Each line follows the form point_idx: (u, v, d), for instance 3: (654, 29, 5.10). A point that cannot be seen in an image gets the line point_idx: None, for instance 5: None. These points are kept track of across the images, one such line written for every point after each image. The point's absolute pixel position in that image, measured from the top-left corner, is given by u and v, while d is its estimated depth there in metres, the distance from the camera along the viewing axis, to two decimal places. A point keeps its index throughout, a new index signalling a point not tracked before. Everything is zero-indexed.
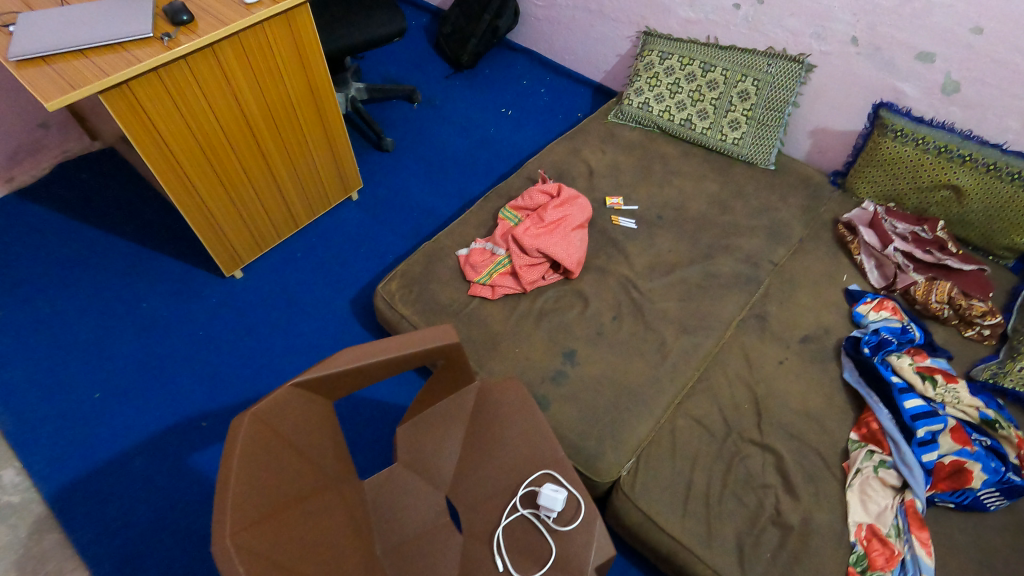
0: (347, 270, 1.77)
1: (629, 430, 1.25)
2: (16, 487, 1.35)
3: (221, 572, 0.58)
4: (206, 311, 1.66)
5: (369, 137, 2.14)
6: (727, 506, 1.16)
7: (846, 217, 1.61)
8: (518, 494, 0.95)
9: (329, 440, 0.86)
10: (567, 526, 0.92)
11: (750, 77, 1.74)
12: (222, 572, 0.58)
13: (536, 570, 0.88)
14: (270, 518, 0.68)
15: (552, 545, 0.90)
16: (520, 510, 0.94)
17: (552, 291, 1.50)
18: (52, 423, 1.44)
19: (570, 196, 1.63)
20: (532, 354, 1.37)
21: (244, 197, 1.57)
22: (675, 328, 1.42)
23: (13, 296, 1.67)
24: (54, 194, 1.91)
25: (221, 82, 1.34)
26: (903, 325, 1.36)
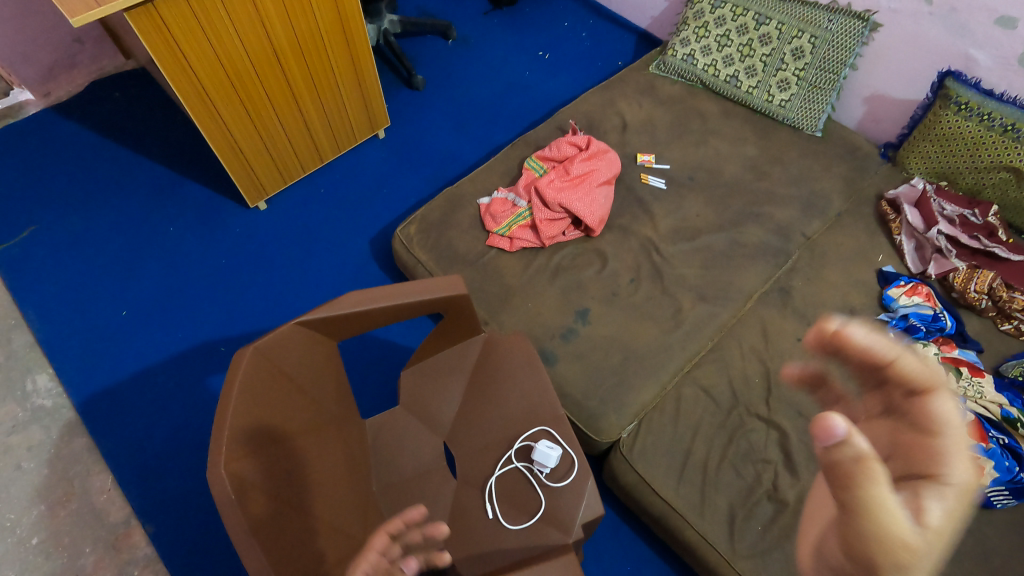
0: (368, 210, 1.76)
1: (634, 394, 1.24)
2: (48, 392, 1.44)
3: (214, 492, 0.61)
4: (229, 240, 1.69)
5: (400, 74, 2.08)
6: (724, 477, 1.17)
7: (891, 194, 1.51)
8: (513, 448, 0.96)
9: (330, 378, 0.88)
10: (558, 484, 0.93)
11: (807, 34, 1.62)
12: (216, 493, 0.61)
13: (524, 522, 0.91)
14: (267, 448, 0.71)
15: (542, 500, 0.92)
16: (514, 463, 0.96)
17: (570, 247, 1.47)
18: (82, 335, 1.51)
19: (600, 150, 1.57)
20: (544, 310, 1.37)
21: (268, 128, 1.55)
22: (693, 296, 1.38)
23: (48, 210, 1.72)
24: (88, 111, 1.93)
25: (249, 8, 1.30)
26: (935, 313, 1.30)
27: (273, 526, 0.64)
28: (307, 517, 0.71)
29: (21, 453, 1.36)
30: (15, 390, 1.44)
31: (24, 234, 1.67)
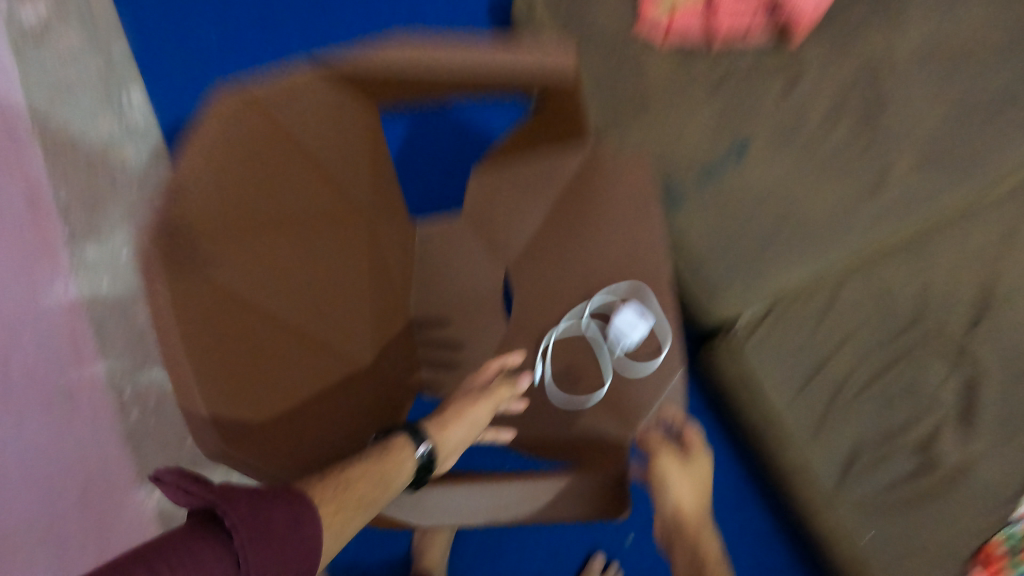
0: None
1: (775, 273, 0.91)
2: (141, 114, 1.37)
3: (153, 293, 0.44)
4: None
5: None
6: (860, 406, 0.88)
7: None
8: (589, 302, 0.76)
9: (361, 159, 0.66)
10: (634, 365, 0.74)
11: None
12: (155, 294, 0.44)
13: (582, 396, 0.75)
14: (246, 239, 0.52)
15: (607, 377, 0.74)
16: (585, 322, 0.76)
17: (754, 46, 1.00)
18: (174, 59, 1.40)
19: None
20: (686, 130, 0.99)
21: None
22: (918, 154, 0.92)
23: None
24: None
25: None
26: None
27: (229, 344, 0.49)
28: (286, 335, 0.56)
29: None
30: None
31: None
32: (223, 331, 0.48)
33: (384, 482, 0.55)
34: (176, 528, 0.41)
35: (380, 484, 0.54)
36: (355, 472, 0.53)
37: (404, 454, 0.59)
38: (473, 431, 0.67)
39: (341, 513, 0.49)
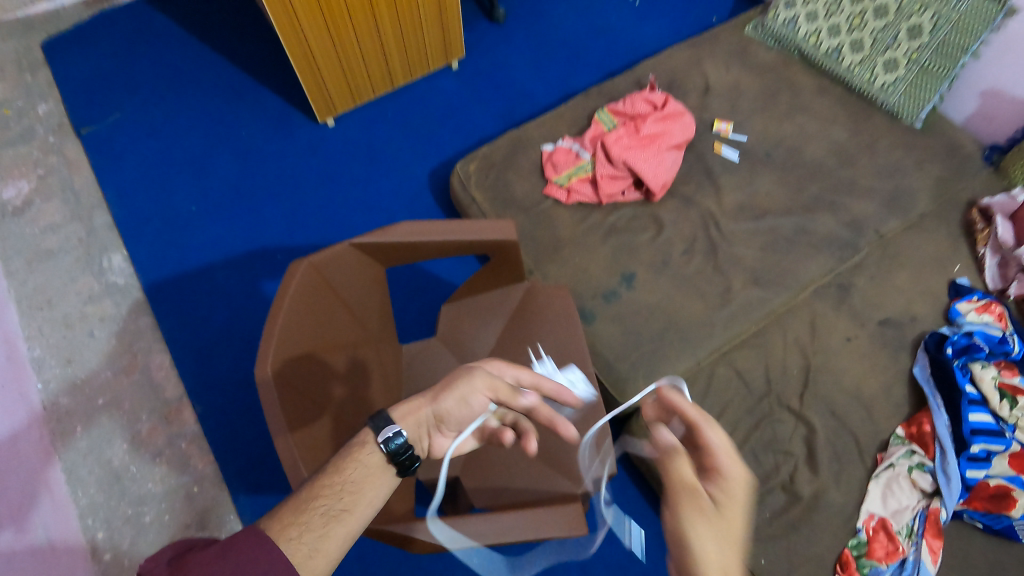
0: (432, 140, 1.76)
1: (667, 365, 1.24)
2: (121, 272, 1.55)
3: (259, 387, 0.68)
4: (297, 151, 1.73)
5: (482, 4, 2.02)
6: (741, 460, 1.17)
7: (985, 202, 1.40)
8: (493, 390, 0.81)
9: (376, 300, 0.92)
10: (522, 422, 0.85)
11: (931, 10, 1.46)
12: (261, 388, 0.68)
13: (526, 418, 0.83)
14: (312, 358, 0.77)
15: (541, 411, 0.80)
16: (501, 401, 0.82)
17: (628, 209, 1.44)
18: (156, 222, 1.61)
19: (676, 112, 1.51)
20: (591, 267, 1.36)
21: (345, 42, 1.54)
22: (746, 277, 1.34)
23: (133, 99, 1.80)
24: (178, 7, 1.98)
25: None
26: (1004, 334, 1.22)
27: (305, 427, 0.71)
28: (342, 431, 0.78)
29: (95, 322, 1.49)
30: (93, 265, 1.56)
31: (109, 119, 1.76)
32: (305, 421, 0.71)
33: (355, 484, 0.65)
34: None
35: (353, 490, 0.65)
36: (326, 488, 0.63)
37: (369, 440, 0.67)
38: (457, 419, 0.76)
39: (311, 533, 0.61)
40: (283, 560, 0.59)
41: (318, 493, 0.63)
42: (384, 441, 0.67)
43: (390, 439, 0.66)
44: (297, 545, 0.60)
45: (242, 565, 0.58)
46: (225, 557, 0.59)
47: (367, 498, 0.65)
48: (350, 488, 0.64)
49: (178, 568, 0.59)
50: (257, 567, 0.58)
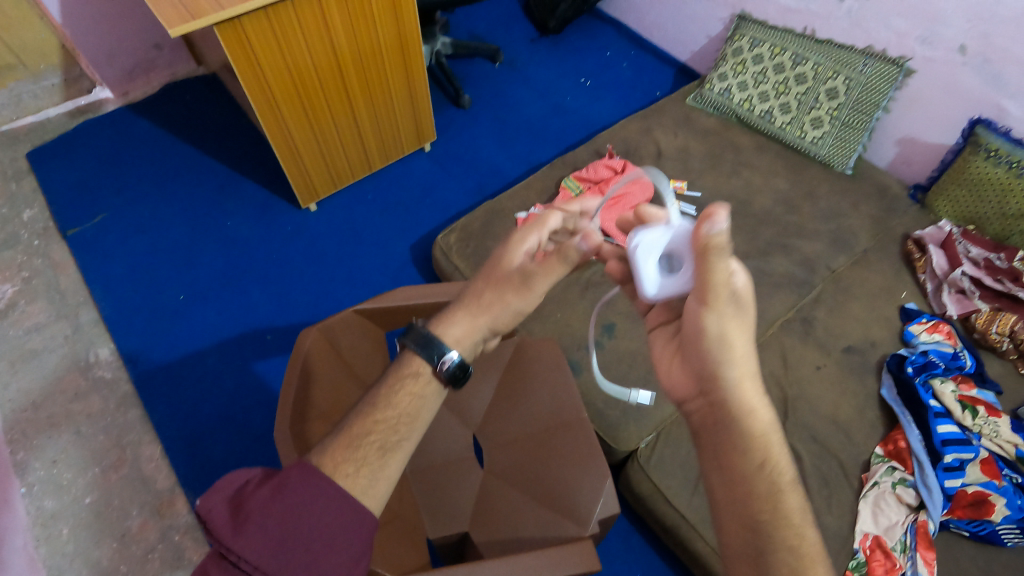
0: (411, 217, 1.86)
1: (655, 407, 1.30)
2: (109, 366, 1.55)
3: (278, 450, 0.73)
4: (282, 236, 1.81)
5: (448, 93, 2.21)
6: None
7: (917, 234, 1.56)
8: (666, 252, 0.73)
9: (379, 363, 0.97)
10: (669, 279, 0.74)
11: (843, 75, 1.69)
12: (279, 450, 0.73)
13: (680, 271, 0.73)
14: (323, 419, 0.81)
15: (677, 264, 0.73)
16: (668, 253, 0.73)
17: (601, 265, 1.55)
18: (144, 314, 1.64)
19: (634, 175, 1.67)
20: (573, 321, 1.44)
21: (326, 132, 1.67)
22: None
23: (119, 199, 1.87)
24: (162, 112, 2.11)
25: (318, 18, 1.42)
26: (955, 351, 1.33)
27: None
28: None
29: (81, 419, 1.47)
30: (79, 361, 1.55)
31: (95, 219, 1.82)
32: None
33: (411, 414, 0.71)
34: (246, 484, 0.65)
35: (410, 414, 0.71)
36: (379, 424, 0.68)
37: (425, 371, 0.74)
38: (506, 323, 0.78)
39: (368, 463, 0.66)
40: (335, 491, 0.63)
41: (373, 430, 0.68)
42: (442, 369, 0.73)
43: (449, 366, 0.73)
44: (354, 479, 0.65)
45: (297, 505, 0.62)
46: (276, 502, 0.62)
47: (424, 419, 0.72)
48: (409, 413, 0.70)
49: (240, 513, 0.62)
50: (310, 506, 0.62)
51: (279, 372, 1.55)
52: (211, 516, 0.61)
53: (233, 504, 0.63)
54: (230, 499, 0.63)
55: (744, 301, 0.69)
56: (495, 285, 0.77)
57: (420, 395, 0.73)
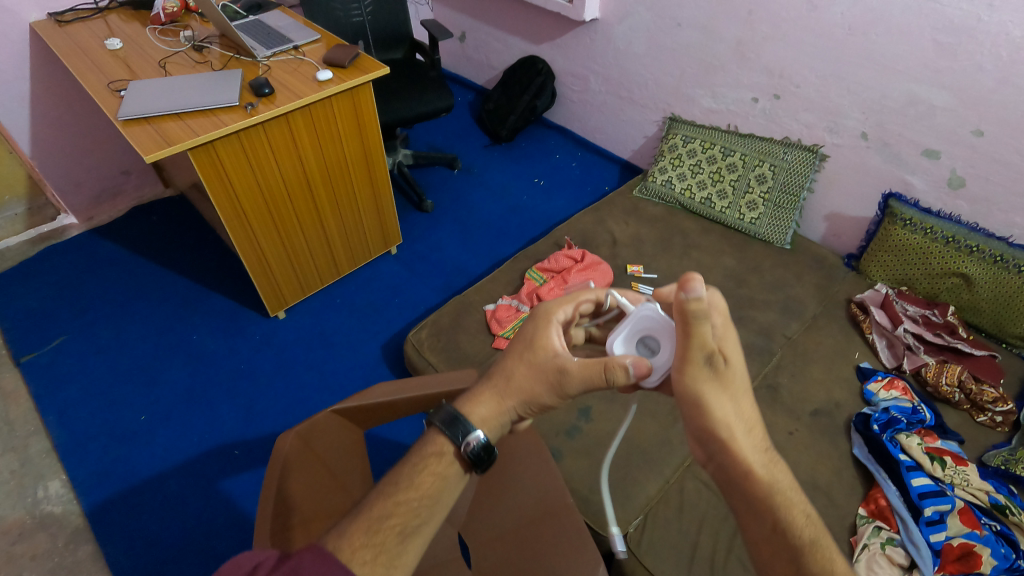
0: (381, 318, 1.89)
1: (639, 487, 1.29)
2: (60, 499, 1.45)
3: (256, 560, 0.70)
4: (249, 347, 1.79)
5: (411, 199, 2.34)
6: (733, 570, 1.16)
7: (859, 297, 1.68)
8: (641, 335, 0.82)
9: (359, 465, 0.95)
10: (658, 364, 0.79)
11: (767, 163, 1.89)
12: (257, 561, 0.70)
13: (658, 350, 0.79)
14: (302, 528, 0.79)
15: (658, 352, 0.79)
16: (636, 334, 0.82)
17: None
18: (101, 440, 1.56)
19: (593, 262, 1.77)
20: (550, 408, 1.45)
21: (295, 243, 1.73)
22: None
23: (79, 321, 1.84)
24: (128, 234, 2.14)
25: (288, 141, 1.53)
26: (914, 406, 1.39)
27: None
28: None
29: (24, 562, 1.34)
30: (26, 497, 1.44)
31: (53, 344, 1.77)
32: None
33: (432, 496, 0.66)
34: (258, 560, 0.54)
35: (432, 496, 0.66)
36: (400, 505, 0.63)
37: (448, 450, 0.72)
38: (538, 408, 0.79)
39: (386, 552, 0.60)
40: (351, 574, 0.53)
41: (395, 510, 0.63)
42: (465, 449, 0.71)
43: (469, 443, 0.71)
44: (372, 568, 0.58)
45: None
46: None
47: (446, 502, 0.67)
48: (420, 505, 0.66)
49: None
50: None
51: (248, 489, 1.48)
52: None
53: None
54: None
55: (726, 363, 0.72)
56: (530, 367, 0.78)
57: (442, 475, 0.69)
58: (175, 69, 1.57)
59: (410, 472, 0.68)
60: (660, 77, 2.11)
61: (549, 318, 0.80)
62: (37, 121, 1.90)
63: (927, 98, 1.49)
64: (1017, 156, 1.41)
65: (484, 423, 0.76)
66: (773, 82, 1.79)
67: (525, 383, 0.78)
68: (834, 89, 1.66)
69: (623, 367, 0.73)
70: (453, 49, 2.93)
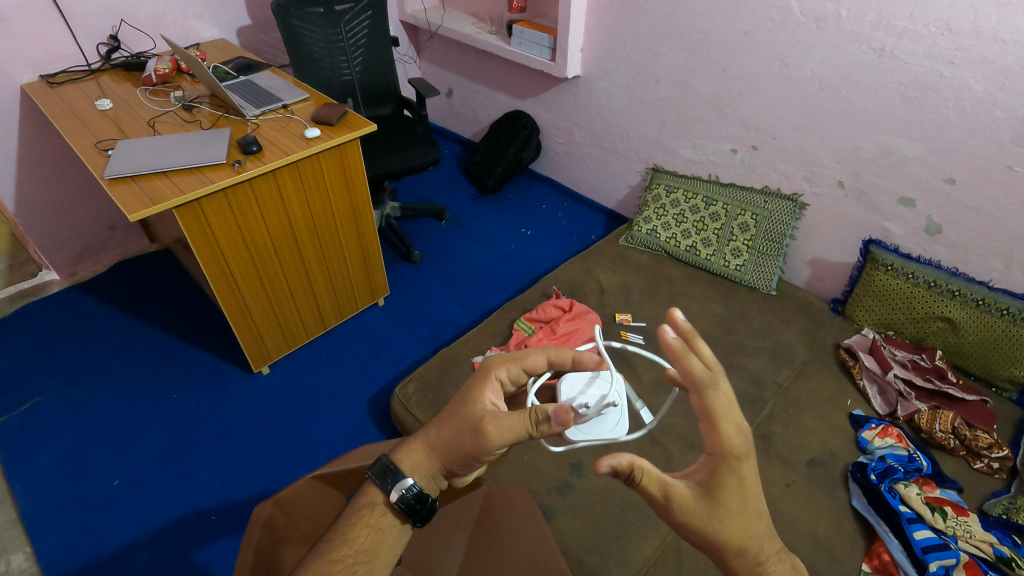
0: (367, 372, 1.85)
1: (634, 547, 1.24)
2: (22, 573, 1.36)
3: None
4: (231, 405, 1.74)
5: (399, 250, 2.34)
6: None
7: (847, 342, 1.68)
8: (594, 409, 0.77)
9: None
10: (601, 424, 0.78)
11: (749, 212, 1.93)
12: None
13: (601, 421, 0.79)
14: None
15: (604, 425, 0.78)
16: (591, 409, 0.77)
17: None
18: (70, 508, 1.48)
19: (581, 311, 1.76)
20: (540, 464, 1.40)
21: (281, 297, 1.71)
22: (681, 445, 1.43)
23: (55, 380, 1.79)
24: (111, 290, 2.11)
25: (276, 196, 1.54)
26: (909, 453, 1.38)
27: None
28: None
29: None
30: None
31: (25, 405, 1.71)
32: None
33: (367, 552, 0.70)
34: None
35: (370, 551, 0.71)
36: (336, 564, 0.68)
37: (380, 500, 0.73)
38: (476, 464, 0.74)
39: None
40: None
41: (330, 570, 0.67)
42: (396, 499, 0.71)
43: (398, 497, 0.71)
44: None
45: None
46: None
47: (383, 556, 0.71)
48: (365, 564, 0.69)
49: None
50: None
51: (225, 558, 1.40)
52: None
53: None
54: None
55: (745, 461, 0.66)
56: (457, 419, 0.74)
57: (377, 527, 0.73)
58: (164, 128, 1.59)
59: (344, 529, 0.72)
60: (641, 130, 2.17)
61: (489, 378, 0.77)
62: (24, 180, 1.90)
63: (898, 148, 1.54)
64: (989, 204, 1.46)
65: (415, 469, 0.75)
66: (750, 134, 1.85)
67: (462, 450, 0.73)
68: (810, 141, 1.71)
69: (544, 418, 0.66)
70: (440, 104, 3.02)
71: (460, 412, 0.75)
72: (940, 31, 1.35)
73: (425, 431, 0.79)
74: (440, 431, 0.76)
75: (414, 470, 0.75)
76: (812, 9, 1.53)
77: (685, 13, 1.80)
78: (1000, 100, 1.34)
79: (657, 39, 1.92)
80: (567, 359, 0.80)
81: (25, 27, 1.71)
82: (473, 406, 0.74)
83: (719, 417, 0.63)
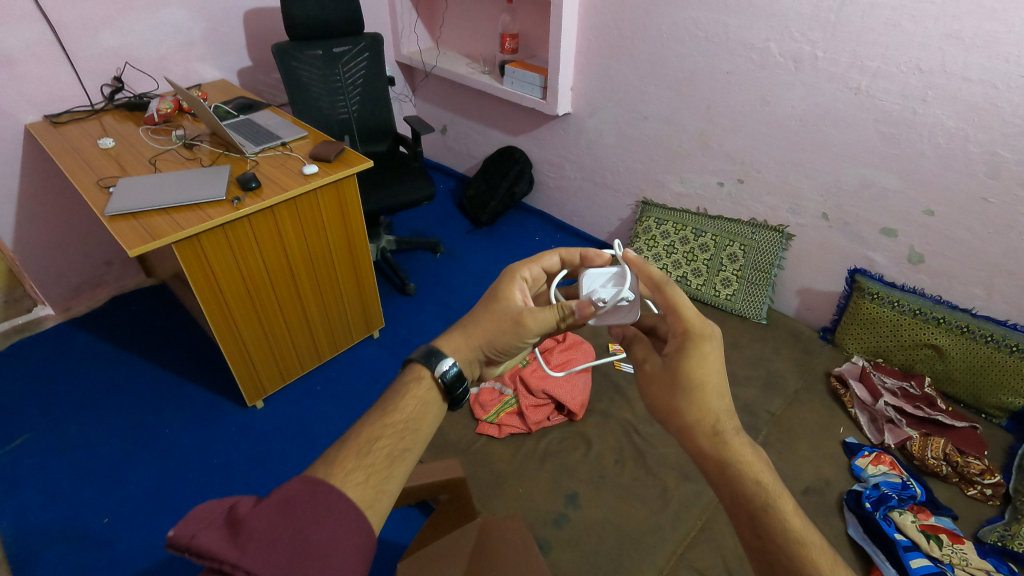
0: (361, 405, 1.85)
1: None
2: None
3: None
4: (224, 440, 1.73)
5: (394, 282, 2.37)
6: None
7: (837, 370, 1.71)
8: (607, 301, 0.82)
9: None
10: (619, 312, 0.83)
11: (737, 243, 1.98)
12: None
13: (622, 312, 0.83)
14: None
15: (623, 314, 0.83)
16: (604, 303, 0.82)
17: (556, 431, 1.56)
18: (57, 548, 1.45)
19: (576, 341, 1.78)
20: (536, 496, 1.40)
21: (276, 331, 1.72)
22: (676, 475, 1.43)
23: (46, 416, 1.77)
24: (106, 325, 2.11)
25: (273, 231, 1.57)
26: (903, 480, 1.38)
27: None
28: None
29: None
30: None
31: (16, 442, 1.70)
32: None
33: (414, 421, 0.72)
34: (263, 514, 0.56)
35: (415, 422, 0.72)
36: (388, 429, 0.69)
37: (426, 376, 0.76)
38: (507, 351, 0.83)
39: (379, 466, 0.65)
40: (350, 505, 0.60)
41: (383, 432, 0.68)
42: (441, 374, 0.75)
43: (445, 371, 0.75)
44: (362, 489, 0.63)
45: (309, 520, 0.58)
46: (282, 517, 0.57)
47: (427, 429, 0.72)
48: (411, 431, 0.70)
49: (238, 532, 0.55)
50: (324, 522, 0.58)
51: None
52: (198, 540, 0.53)
53: (226, 525, 0.56)
54: (218, 522, 0.56)
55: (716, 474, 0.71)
56: (493, 314, 0.82)
57: (424, 400, 0.74)
58: (165, 166, 1.63)
59: (392, 400, 0.73)
60: (630, 164, 2.23)
61: (514, 277, 0.86)
62: (23, 217, 1.92)
63: (878, 181, 1.60)
64: (967, 234, 1.50)
65: (456, 353, 0.80)
66: (736, 168, 1.91)
67: (498, 337, 0.81)
68: (794, 174, 1.77)
69: (571, 309, 0.80)
70: (435, 141, 3.09)
71: (496, 307, 0.83)
72: (911, 71, 1.43)
73: (460, 324, 0.84)
74: (478, 322, 0.83)
75: (454, 353, 0.80)
76: (789, 50, 1.60)
77: (670, 54, 1.87)
78: (971, 134, 1.40)
79: (643, 78, 2.00)
80: (576, 256, 0.90)
81: (32, 70, 1.77)
82: (505, 302, 0.83)
83: (680, 305, 0.75)
